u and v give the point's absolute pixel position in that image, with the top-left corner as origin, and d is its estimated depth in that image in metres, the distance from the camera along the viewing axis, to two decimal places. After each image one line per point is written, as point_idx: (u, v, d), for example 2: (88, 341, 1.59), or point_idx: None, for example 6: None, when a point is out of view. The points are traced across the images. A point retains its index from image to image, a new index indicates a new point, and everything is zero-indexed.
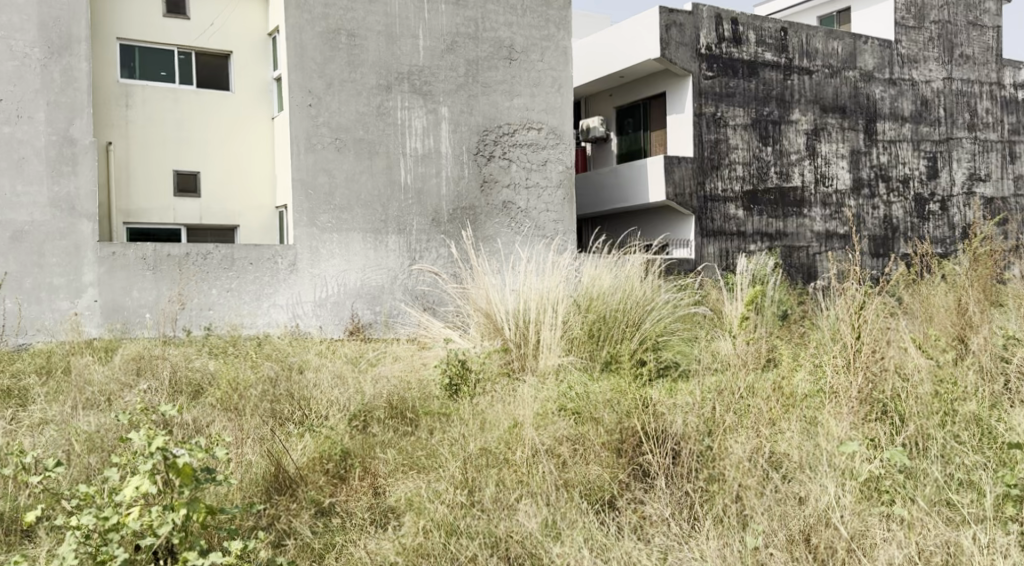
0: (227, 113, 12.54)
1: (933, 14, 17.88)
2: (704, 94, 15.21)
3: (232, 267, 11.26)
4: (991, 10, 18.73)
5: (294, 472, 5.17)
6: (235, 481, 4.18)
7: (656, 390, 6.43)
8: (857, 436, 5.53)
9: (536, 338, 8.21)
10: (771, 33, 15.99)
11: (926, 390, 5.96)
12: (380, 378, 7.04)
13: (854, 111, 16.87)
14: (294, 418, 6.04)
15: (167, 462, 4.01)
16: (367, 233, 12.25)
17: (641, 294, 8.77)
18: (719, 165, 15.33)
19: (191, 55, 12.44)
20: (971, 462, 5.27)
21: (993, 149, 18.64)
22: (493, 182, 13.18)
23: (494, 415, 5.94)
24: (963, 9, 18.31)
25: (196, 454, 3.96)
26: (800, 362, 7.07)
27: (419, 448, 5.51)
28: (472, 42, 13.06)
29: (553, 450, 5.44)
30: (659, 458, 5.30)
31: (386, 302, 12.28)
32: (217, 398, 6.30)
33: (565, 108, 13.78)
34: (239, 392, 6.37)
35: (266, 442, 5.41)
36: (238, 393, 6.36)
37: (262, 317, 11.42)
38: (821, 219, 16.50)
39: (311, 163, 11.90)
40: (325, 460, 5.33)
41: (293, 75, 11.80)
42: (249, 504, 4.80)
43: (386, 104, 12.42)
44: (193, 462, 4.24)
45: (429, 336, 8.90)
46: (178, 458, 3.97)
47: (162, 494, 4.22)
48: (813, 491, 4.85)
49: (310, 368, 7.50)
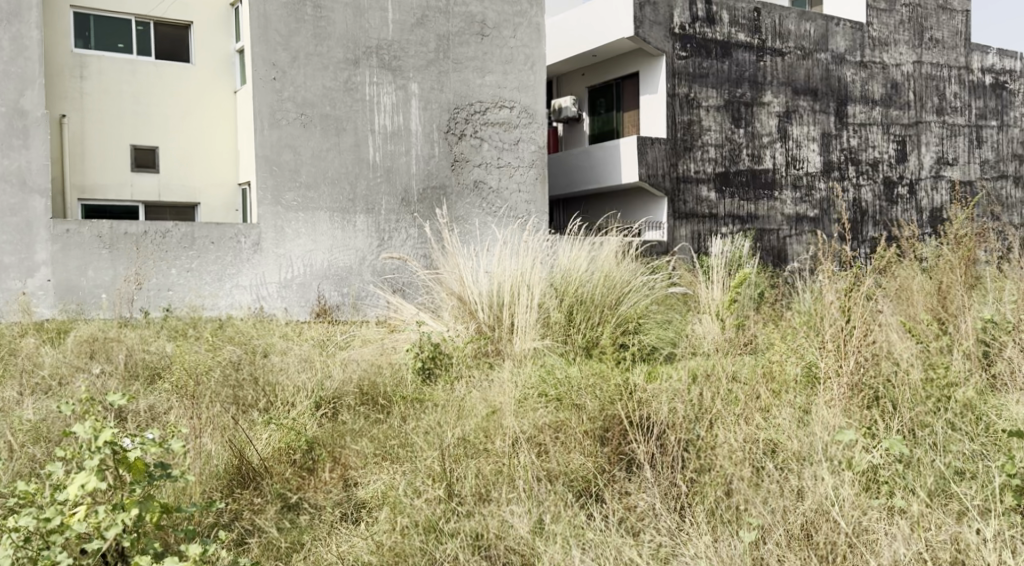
0: (188, 86, 12.07)
1: None
2: (677, 74, 14.92)
3: (193, 247, 10.85)
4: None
5: (257, 463, 4.81)
6: (193, 477, 3.84)
7: (638, 375, 6.13)
8: (852, 424, 5.23)
9: (510, 321, 7.88)
10: (744, 14, 15.70)
11: (916, 375, 5.70)
12: (350, 362, 6.70)
13: (826, 93, 16.65)
14: (257, 405, 5.65)
15: (117, 457, 3.72)
16: (334, 213, 11.84)
17: (618, 277, 8.48)
18: (692, 146, 15.05)
19: (149, 25, 11.95)
20: (970, 450, 4.99)
21: (961, 133, 18.50)
22: (464, 161, 12.81)
23: (471, 401, 5.61)
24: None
25: (147, 448, 3.67)
26: (781, 347, 6.80)
27: (390, 438, 5.16)
28: (443, 16, 12.66)
29: (533, 438, 5.13)
30: (645, 448, 4.99)
31: (354, 283, 11.91)
32: (173, 381, 5.91)
33: (538, 85, 13.42)
34: (198, 373, 5.98)
35: (226, 431, 5.04)
36: (196, 375, 5.95)
37: (224, 298, 11.02)
38: (792, 201, 16.27)
39: (275, 139, 11.46)
40: (290, 451, 4.98)
41: (256, 47, 11.35)
42: (210, 500, 4.43)
43: (354, 79, 12.03)
44: (146, 457, 3.90)
45: (400, 318, 8.49)
46: (128, 453, 3.68)
47: (111, 490, 3.90)
48: (811, 480, 4.56)
49: (275, 352, 7.16)
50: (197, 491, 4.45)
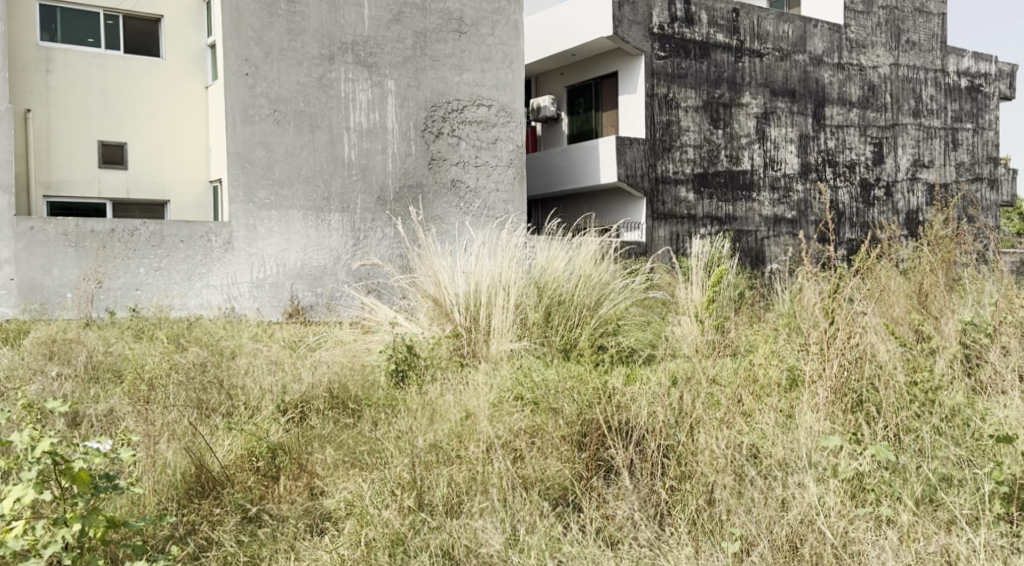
0: (158, 81, 11.81)
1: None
2: (656, 74, 14.79)
3: (162, 245, 10.60)
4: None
5: (218, 471, 4.60)
6: (143, 489, 3.64)
7: (616, 377, 5.96)
8: (837, 428, 5.06)
9: (487, 323, 7.66)
10: (723, 14, 15.58)
11: (900, 377, 5.55)
12: (320, 365, 6.49)
13: (804, 95, 16.57)
14: (221, 409, 5.43)
15: (58, 468, 3.49)
16: (308, 211, 11.62)
17: (596, 278, 8.32)
18: (670, 147, 14.92)
19: (117, 18, 11.71)
20: (956, 456, 4.84)
21: (937, 136, 18.47)
22: (440, 159, 12.61)
23: (445, 405, 5.41)
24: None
25: (93, 458, 3.46)
26: (759, 349, 6.65)
27: (359, 444, 4.96)
28: (420, 13, 12.45)
29: (508, 443, 4.94)
30: (624, 454, 4.82)
31: (328, 283, 11.68)
32: (133, 382, 5.68)
33: (516, 84, 13.25)
34: (159, 375, 5.76)
35: (186, 435, 4.82)
36: (157, 378, 5.73)
37: (194, 297, 10.77)
38: (770, 203, 16.16)
39: (248, 136, 11.22)
40: (253, 458, 4.77)
41: (228, 42, 11.10)
42: (163, 511, 4.22)
43: (328, 75, 11.82)
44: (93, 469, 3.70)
45: (374, 320, 8.28)
46: (71, 464, 3.46)
47: (55, 503, 3.69)
48: (795, 489, 4.40)
49: (243, 354, 6.94)
50: (149, 503, 4.23)
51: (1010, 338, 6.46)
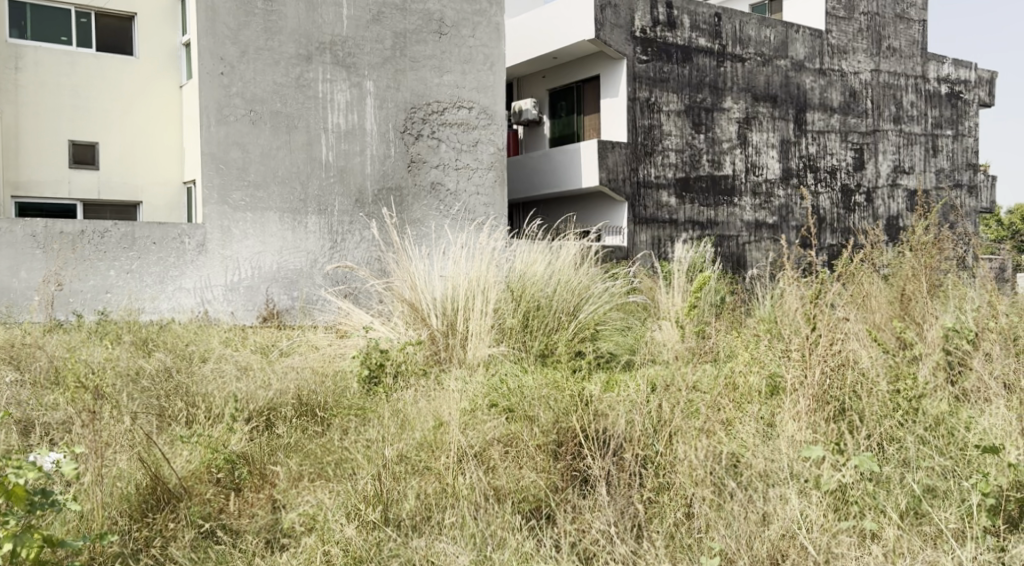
0: (131, 80, 11.61)
1: (862, 5, 17.65)
2: (638, 78, 14.67)
3: (133, 247, 10.39)
4: (917, 5, 18.58)
5: (176, 483, 4.41)
6: (81, 505, 3.52)
7: (594, 384, 5.81)
8: (820, 436, 4.93)
9: (465, 328, 7.47)
10: (705, 19, 15.47)
11: (883, 383, 5.42)
12: (291, 370, 6.32)
13: (785, 100, 16.50)
14: (184, 416, 5.25)
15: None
16: (285, 213, 11.42)
17: (575, 282, 8.17)
18: (652, 151, 14.81)
19: (90, 16, 11.51)
20: (941, 467, 4.72)
21: (917, 142, 18.43)
22: (420, 161, 12.44)
23: (416, 413, 5.25)
24: (890, 2, 18.14)
25: (29, 473, 3.32)
26: (738, 355, 6.52)
27: (326, 454, 4.80)
28: (400, 13, 12.30)
29: (482, 453, 4.78)
30: (601, 464, 4.67)
31: (304, 286, 11.48)
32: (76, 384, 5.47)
33: (497, 86, 13.10)
34: (121, 385, 5.58)
35: (144, 445, 4.63)
36: (119, 389, 5.55)
37: (166, 300, 10.55)
38: (750, 208, 16.07)
39: (223, 137, 11.03)
40: (215, 469, 4.59)
41: (203, 41, 10.91)
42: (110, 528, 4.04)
43: (306, 75, 11.63)
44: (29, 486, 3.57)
45: (348, 324, 8.04)
46: (6, 479, 3.32)
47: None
48: (777, 502, 4.27)
49: (211, 359, 6.76)
50: (98, 519, 4.05)
51: (993, 345, 6.35)
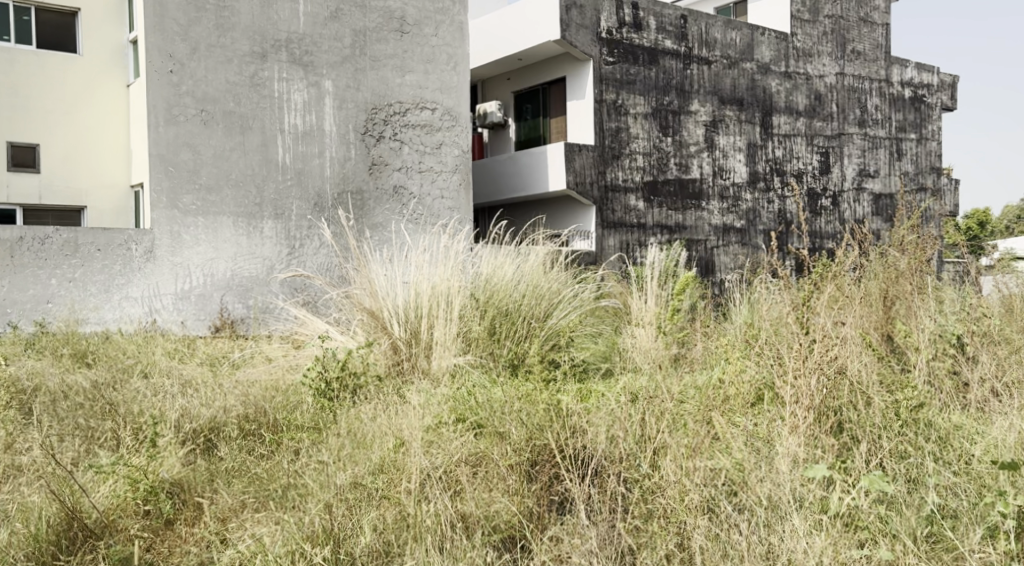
0: (75, 78, 11.01)
1: (827, 9, 17.43)
2: (605, 79, 14.24)
3: (76, 254, 9.79)
4: (880, 8, 18.39)
5: (96, 519, 3.93)
6: None
7: (568, 396, 5.33)
8: (822, 452, 4.46)
9: (429, 337, 6.95)
10: (671, 20, 15.09)
11: (881, 391, 4.98)
12: (239, 385, 5.80)
13: (751, 103, 16.16)
14: (113, 436, 4.72)
15: None
16: (239, 218, 10.85)
17: (546, 288, 7.66)
18: (620, 154, 14.38)
19: (30, 10, 10.92)
20: (953, 484, 4.25)
21: (882, 146, 18.17)
22: (382, 164, 11.93)
23: (372, 431, 4.72)
24: (854, 5, 17.92)
25: None
26: (717, 363, 6.07)
27: (271, 480, 4.29)
28: (359, 11, 11.80)
29: (447, 475, 4.27)
30: (581, 486, 4.19)
31: (258, 295, 10.90)
32: None
33: (461, 86, 12.61)
34: (47, 414, 5.04)
35: (59, 477, 4.14)
36: (44, 417, 5.00)
37: (111, 310, 9.96)
38: (718, 212, 15.68)
39: (172, 137, 10.46)
40: (146, 501, 4.13)
41: (151, 37, 10.34)
42: None
43: (260, 74, 11.08)
44: None
45: (304, 333, 7.48)
46: None
47: None
48: (780, 530, 3.82)
49: (154, 373, 6.22)
50: None
51: (991, 350, 5.89)
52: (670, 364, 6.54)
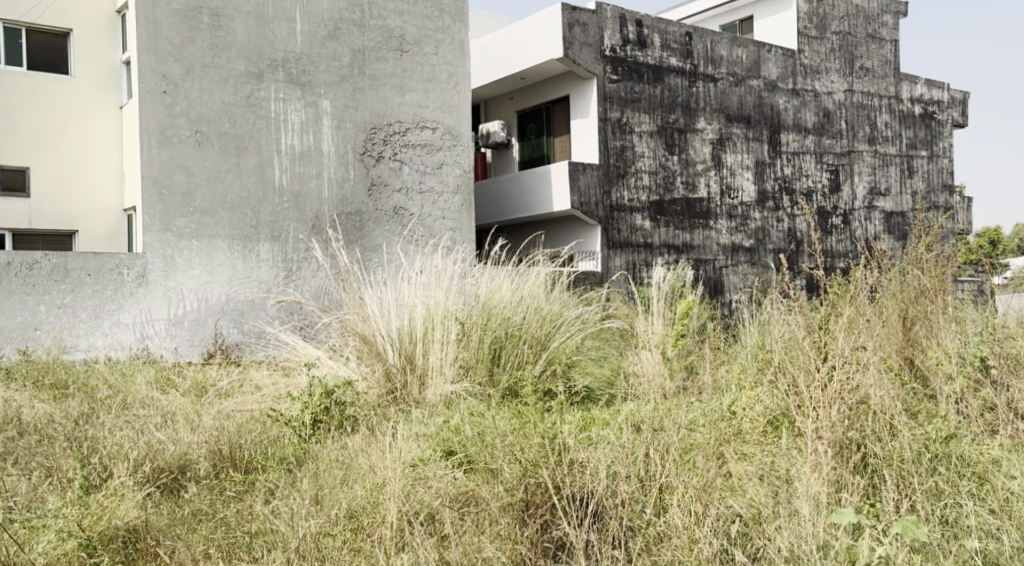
0: (65, 100, 10.80)
1: (834, 25, 17.19)
2: (609, 97, 13.99)
3: (65, 280, 9.53)
4: (889, 24, 18.14)
5: None
6: None
7: (564, 427, 5.04)
8: (844, 492, 4.16)
9: (423, 365, 6.67)
10: (676, 37, 14.85)
11: (907, 421, 4.67)
12: (219, 417, 5.53)
13: (759, 121, 15.89)
14: (72, 475, 4.49)
15: None
16: (234, 240, 10.59)
17: (548, 310, 7.38)
18: (625, 173, 14.10)
19: (20, 31, 10.73)
20: (995, 526, 3.94)
21: (892, 163, 17.86)
22: (381, 185, 11.67)
23: (360, 472, 4.45)
24: (861, 22, 17.67)
25: None
26: (724, 392, 5.78)
27: (242, 525, 4.12)
28: (358, 29, 11.60)
29: (436, 521, 4.00)
30: (580, 532, 3.89)
31: (252, 319, 10.64)
32: None
33: (463, 105, 12.36)
34: (10, 456, 4.79)
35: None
36: (5, 460, 4.73)
37: (100, 336, 9.69)
38: (726, 231, 15.37)
39: (165, 159, 10.22)
40: (89, 553, 3.89)
41: (144, 58, 10.12)
42: None
43: (256, 94, 10.85)
44: None
45: (293, 359, 7.21)
46: None
47: None
48: None
49: (133, 405, 5.95)
50: None
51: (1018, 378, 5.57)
52: (678, 391, 6.22)
